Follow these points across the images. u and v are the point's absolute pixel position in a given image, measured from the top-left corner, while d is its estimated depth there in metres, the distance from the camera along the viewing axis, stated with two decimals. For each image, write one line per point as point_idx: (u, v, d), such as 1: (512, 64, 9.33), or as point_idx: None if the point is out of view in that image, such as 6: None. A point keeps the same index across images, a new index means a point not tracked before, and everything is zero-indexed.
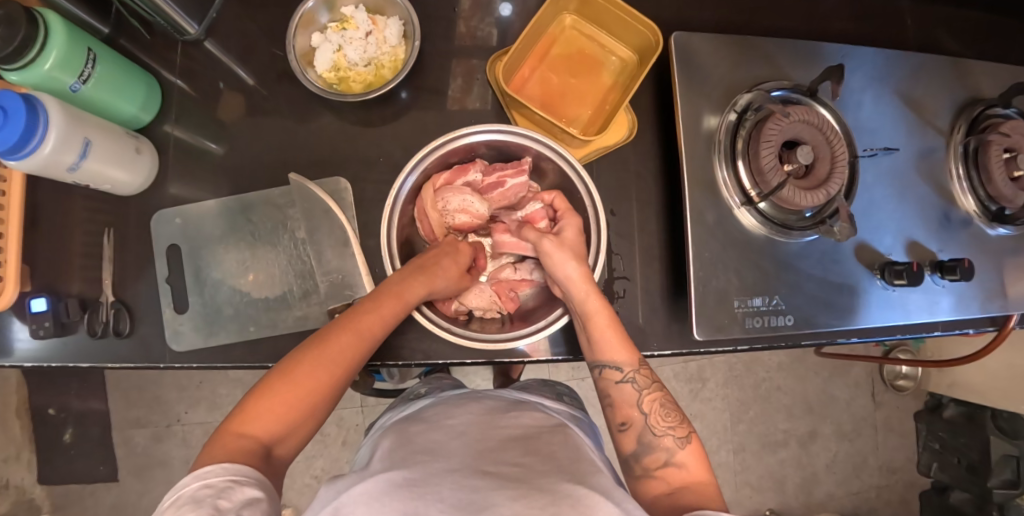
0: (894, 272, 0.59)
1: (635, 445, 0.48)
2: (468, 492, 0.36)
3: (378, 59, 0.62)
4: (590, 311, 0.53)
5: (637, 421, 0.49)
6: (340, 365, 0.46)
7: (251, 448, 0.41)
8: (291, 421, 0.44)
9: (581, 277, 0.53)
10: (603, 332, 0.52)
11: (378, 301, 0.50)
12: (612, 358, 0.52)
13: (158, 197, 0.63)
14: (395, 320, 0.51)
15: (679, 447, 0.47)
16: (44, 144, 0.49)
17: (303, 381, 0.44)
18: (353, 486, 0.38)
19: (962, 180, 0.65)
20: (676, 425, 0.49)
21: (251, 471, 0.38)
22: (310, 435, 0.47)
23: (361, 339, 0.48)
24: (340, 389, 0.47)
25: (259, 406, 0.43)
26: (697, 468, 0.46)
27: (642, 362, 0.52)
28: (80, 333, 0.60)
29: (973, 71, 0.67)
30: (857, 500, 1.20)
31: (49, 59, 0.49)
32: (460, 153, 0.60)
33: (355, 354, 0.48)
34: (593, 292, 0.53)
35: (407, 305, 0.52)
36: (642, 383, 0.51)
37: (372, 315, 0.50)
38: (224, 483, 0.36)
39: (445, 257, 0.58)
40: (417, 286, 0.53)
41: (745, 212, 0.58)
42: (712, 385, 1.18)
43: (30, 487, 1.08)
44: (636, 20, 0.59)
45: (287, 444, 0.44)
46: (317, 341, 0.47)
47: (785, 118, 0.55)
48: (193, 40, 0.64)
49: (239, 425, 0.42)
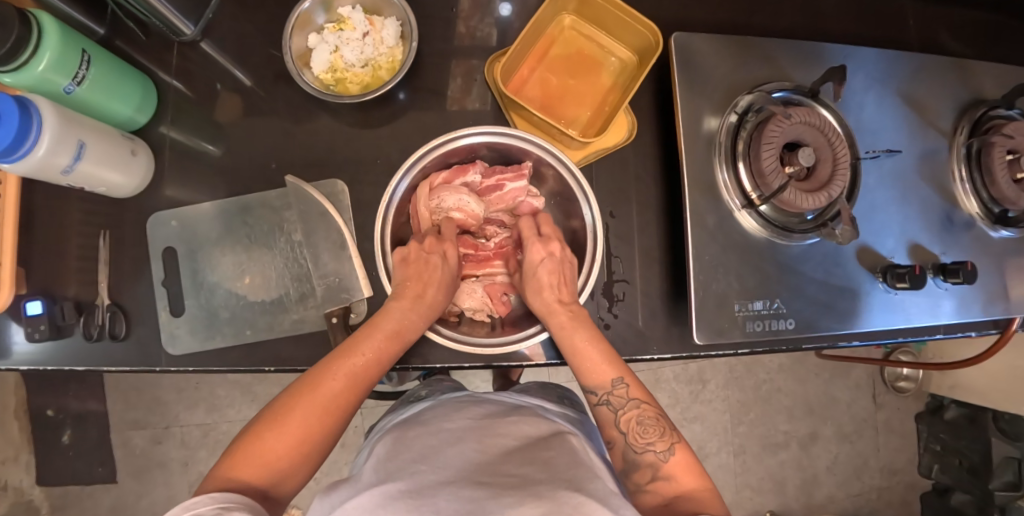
0: (896, 276, 0.59)
1: (623, 463, 0.49)
2: (465, 502, 0.36)
3: (376, 60, 0.61)
4: (561, 334, 0.53)
5: (619, 440, 0.49)
6: (332, 408, 0.46)
7: (242, 493, 0.41)
8: (285, 464, 0.44)
9: (547, 304, 0.54)
10: (574, 355, 0.52)
11: (371, 339, 0.50)
12: (592, 381, 0.51)
13: (154, 199, 0.62)
14: (391, 358, 0.51)
15: (663, 460, 0.47)
16: (38, 146, 0.48)
17: (296, 426, 0.44)
18: (348, 501, 0.38)
19: (965, 181, 0.64)
20: (657, 440, 0.48)
21: (238, 497, 0.39)
22: (308, 477, 0.46)
23: (355, 379, 0.48)
24: (336, 430, 0.47)
25: (249, 452, 0.43)
26: (685, 476, 0.46)
27: (619, 380, 0.51)
28: (76, 336, 0.59)
29: (976, 71, 0.66)
30: (857, 502, 1.19)
31: (43, 61, 0.49)
32: (460, 153, 0.59)
33: (349, 395, 0.48)
34: (566, 312, 0.54)
35: (405, 341, 0.53)
36: (617, 403, 0.50)
37: (366, 353, 0.49)
38: (213, 510, 0.36)
39: (433, 269, 0.55)
40: (414, 320, 0.53)
41: (746, 214, 0.58)
42: (713, 386, 1.17)
43: (29, 488, 1.08)
44: (636, 21, 0.58)
45: (282, 487, 0.44)
46: (308, 383, 0.46)
47: (787, 120, 0.55)
48: (189, 41, 0.63)
49: (229, 470, 0.42)
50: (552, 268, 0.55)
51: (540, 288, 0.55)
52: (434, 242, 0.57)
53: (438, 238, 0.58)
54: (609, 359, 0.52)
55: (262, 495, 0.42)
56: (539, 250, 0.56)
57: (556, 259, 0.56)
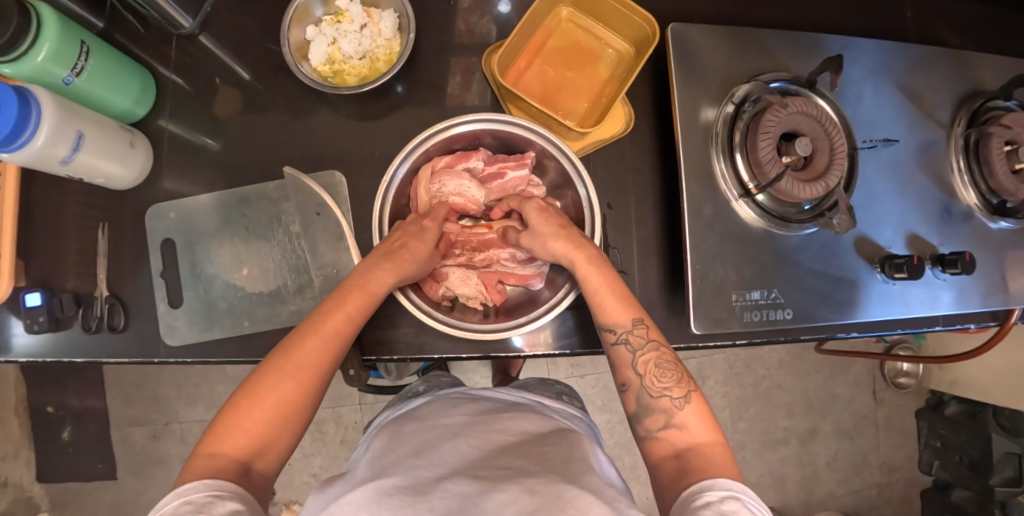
0: (894, 266, 0.59)
1: (636, 406, 0.48)
2: (458, 499, 0.36)
3: (373, 52, 0.61)
4: (581, 274, 0.53)
5: (635, 383, 0.48)
6: (306, 372, 0.46)
7: (226, 467, 0.40)
8: (265, 434, 0.43)
9: (566, 249, 0.53)
10: (594, 293, 0.52)
11: (339, 302, 0.50)
12: (609, 318, 0.51)
13: (152, 192, 0.62)
14: (362, 318, 0.51)
15: (678, 407, 0.46)
16: (37, 135, 0.48)
17: (270, 394, 0.44)
18: (341, 497, 0.38)
19: (963, 172, 0.64)
20: (673, 385, 0.47)
21: (234, 486, 0.39)
22: (293, 446, 0.46)
23: (327, 341, 0.48)
24: (315, 396, 0.46)
25: (227, 425, 0.42)
26: (698, 427, 0.45)
27: (638, 321, 0.50)
28: (74, 328, 0.60)
29: (975, 63, 0.66)
30: (857, 499, 1.19)
31: (42, 51, 0.49)
32: (464, 140, 0.60)
33: (323, 358, 0.47)
34: (580, 251, 0.53)
35: (375, 299, 0.52)
36: (636, 343, 0.49)
37: (336, 316, 0.49)
38: (205, 498, 0.37)
39: (412, 239, 0.55)
40: (382, 275, 0.52)
41: (744, 205, 0.57)
42: (712, 382, 1.17)
43: (29, 485, 1.08)
44: (632, 12, 0.59)
45: (267, 458, 0.43)
46: (280, 350, 0.46)
47: (783, 110, 0.55)
48: (187, 35, 0.63)
49: (209, 446, 0.41)
50: (551, 215, 0.56)
51: (550, 235, 0.54)
52: (415, 218, 0.58)
53: (420, 216, 0.58)
54: (626, 301, 0.51)
55: (246, 468, 0.41)
56: (537, 203, 0.57)
57: (538, 206, 0.57)
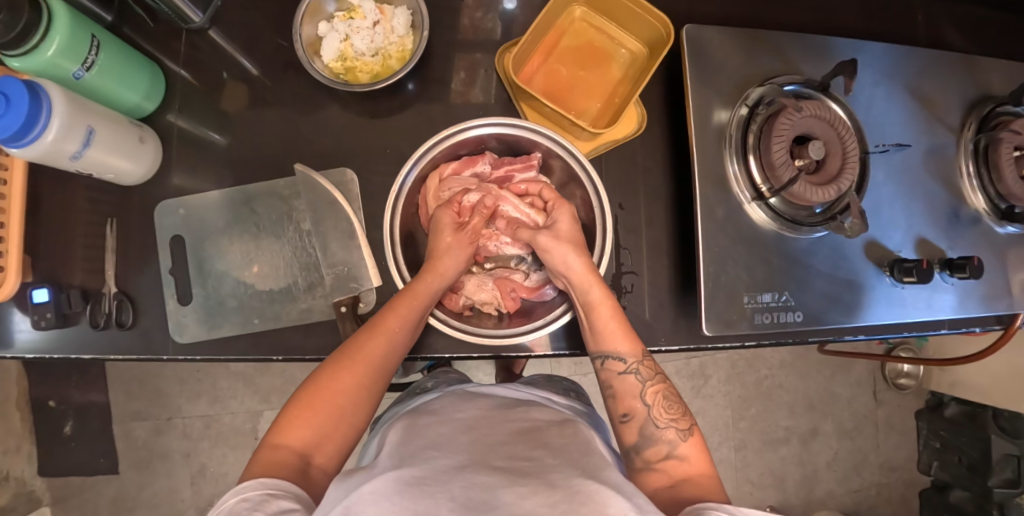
0: (904, 270, 0.59)
1: (636, 438, 0.48)
2: (478, 490, 0.36)
3: (385, 49, 0.61)
4: (591, 300, 0.53)
5: (640, 412, 0.49)
6: (364, 370, 0.47)
7: (290, 460, 0.41)
8: (323, 428, 0.44)
9: (584, 266, 0.53)
10: (602, 328, 0.52)
11: (396, 303, 0.51)
12: (614, 348, 0.51)
13: (162, 188, 0.62)
14: (416, 321, 0.51)
15: (682, 439, 0.47)
16: (47, 132, 0.48)
17: (331, 388, 0.45)
18: (363, 487, 0.37)
19: (972, 177, 0.64)
20: (678, 418, 0.48)
21: (290, 486, 0.38)
22: (352, 444, 0.47)
23: (388, 342, 0.49)
24: (377, 392, 0.48)
25: (294, 417, 0.44)
26: (698, 460, 0.46)
27: (646, 354, 0.51)
28: (82, 324, 0.59)
29: (985, 67, 0.66)
30: (857, 498, 1.20)
31: (52, 45, 0.48)
32: (469, 145, 0.59)
33: (380, 358, 0.48)
34: (597, 281, 0.53)
35: (426, 303, 0.52)
36: (646, 374, 0.50)
37: (393, 316, 0.50)
38: (260, 496, 0.36)
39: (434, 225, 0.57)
40: (429, 279, 0.53)
41: (756, 207, 0.58)
42: (714, 381, 1.18)
43: (30, 479, 1.07)
44: (648, 13, 0.58)
45: (325, 454, 0.44)
46: (343, 351, 0.48)
47: (797, 112, 0.55)
48: (197, 29, 0.63)
49: (276, 437, 0.43)
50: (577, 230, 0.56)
51: (575, 247, 0.54)
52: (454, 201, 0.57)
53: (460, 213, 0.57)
54: (629, 336, 0.52)
55: (307, 462, 0.42)
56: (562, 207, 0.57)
57: (568, 220, 0.56)
